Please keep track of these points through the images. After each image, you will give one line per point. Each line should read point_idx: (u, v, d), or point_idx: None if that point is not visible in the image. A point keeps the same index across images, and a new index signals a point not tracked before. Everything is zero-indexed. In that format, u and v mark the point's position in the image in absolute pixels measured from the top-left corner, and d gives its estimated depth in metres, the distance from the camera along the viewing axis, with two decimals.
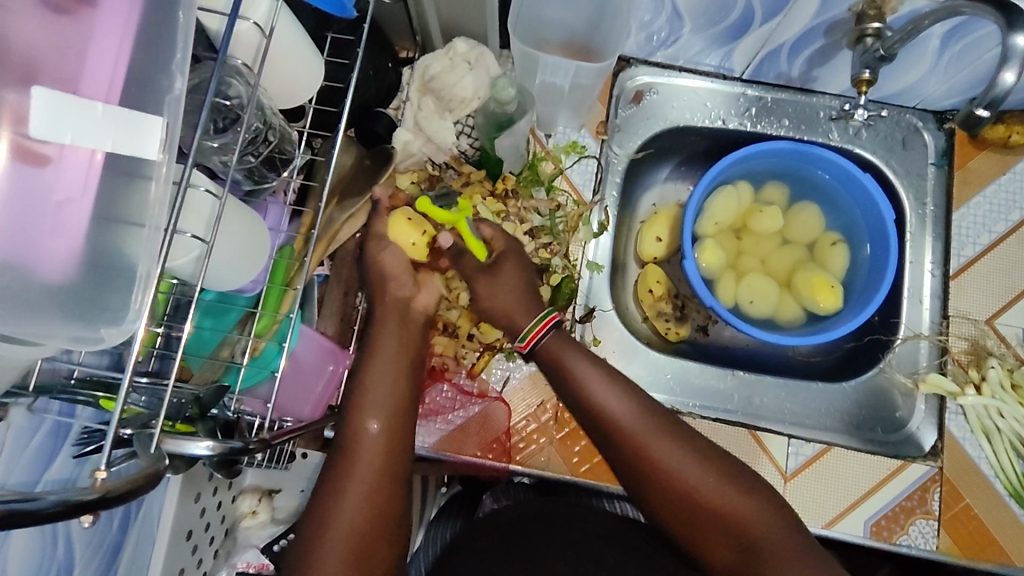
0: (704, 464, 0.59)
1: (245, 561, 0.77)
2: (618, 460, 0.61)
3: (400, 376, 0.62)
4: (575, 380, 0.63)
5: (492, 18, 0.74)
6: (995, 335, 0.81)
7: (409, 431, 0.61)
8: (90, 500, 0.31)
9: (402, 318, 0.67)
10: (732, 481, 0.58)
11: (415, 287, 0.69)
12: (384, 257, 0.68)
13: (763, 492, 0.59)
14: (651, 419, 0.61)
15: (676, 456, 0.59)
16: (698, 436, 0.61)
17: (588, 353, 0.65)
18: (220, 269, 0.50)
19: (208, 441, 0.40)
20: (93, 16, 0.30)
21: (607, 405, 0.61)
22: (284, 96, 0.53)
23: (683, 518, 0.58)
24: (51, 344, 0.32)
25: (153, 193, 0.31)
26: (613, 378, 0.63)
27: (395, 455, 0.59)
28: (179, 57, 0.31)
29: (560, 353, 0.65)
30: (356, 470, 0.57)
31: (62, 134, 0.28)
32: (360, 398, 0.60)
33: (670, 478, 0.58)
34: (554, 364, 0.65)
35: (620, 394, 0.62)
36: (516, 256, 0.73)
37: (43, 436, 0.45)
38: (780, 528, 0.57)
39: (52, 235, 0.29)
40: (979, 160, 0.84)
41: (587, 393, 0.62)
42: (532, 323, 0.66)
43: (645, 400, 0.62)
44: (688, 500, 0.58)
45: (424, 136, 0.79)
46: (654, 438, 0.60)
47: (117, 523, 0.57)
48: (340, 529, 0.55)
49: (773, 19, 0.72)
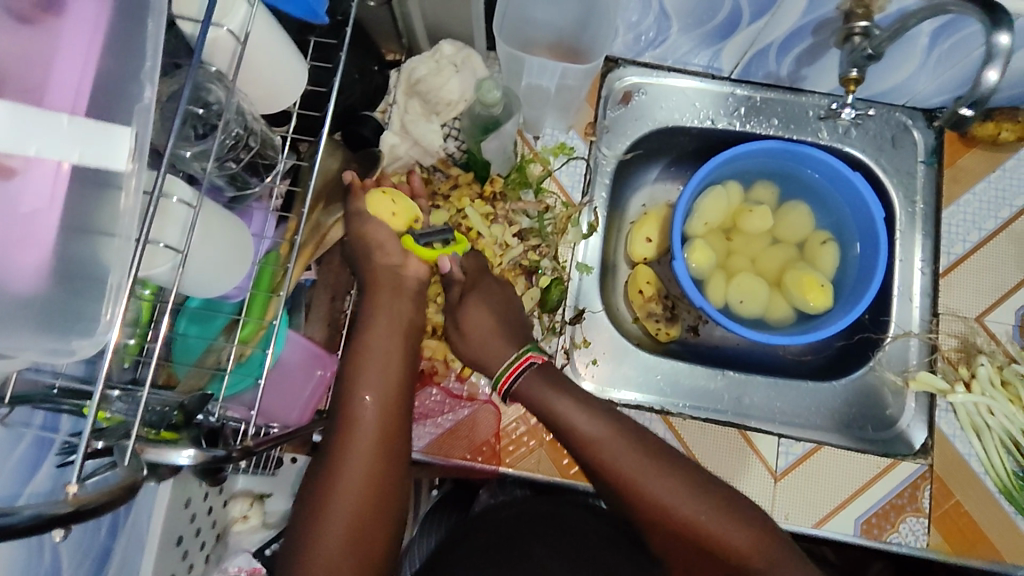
0: (687, 484, 0.59)
1: (236, 566, 0.76)
2: (608, 492, 0.62)
3: (392, 364, 0.63)
4: (557, 415, 0.63)
5: (477, 20, 0.74)
6: (984, 333, 0.81)
7: (401, 425, 0.61)
8: (65, 514, 0.31)
9: (396, 291, 0.67)
10: (724, 508, 0.59)
11: (404, 258, 0.68)
12: (368, 230, 0.66)
13: (756, 516, 0.59)
14: (636, 450, 0.61)
15: (666, 487, 0.59)
16: (684, 460, 0.61)
17: (564, 386, 0.64)
18: (201, 278, 0.49)
19: (191, 450, 0.40)
20: (59, 25, 0.29)
21: (591, 440, 0.61)
22: (266, 101, 0.53)
23: (677, 543, 0.59)
24: (25, 357, 0.31)
25: (124, 205, 0.31)
26: (595, 410, 0.63)
27: (388, 444, 0.60)
28: (149, 64, 0.31)
29: (537, 390, 0.65)
30: (350, 461, 0.57)
31: (25, 146, 0.27)
32: (353, 385, 0.61)
33: (661, 508, 0.58)
34: (534, 401, 0.65)
35: (603, 428, 0.62)
36: (483, 292, 0.71)
37: (26, 445, 0.45)
38: (775, 553, 0.57)
39: (20, 247, 0.29)
40: (968, 158, 0.84)
41: (569, 428, 0.62)
42: (505, 366, 0.66)
43: (627, 427, 0.62)
44: (682, 528, 0.58)
45: (411, 139, 0.79)
46: (636, 459, 0.60)
47: (104, 530, 0.56)
48: (336, 522, 0.56)
49: (761, 18, 0.71)
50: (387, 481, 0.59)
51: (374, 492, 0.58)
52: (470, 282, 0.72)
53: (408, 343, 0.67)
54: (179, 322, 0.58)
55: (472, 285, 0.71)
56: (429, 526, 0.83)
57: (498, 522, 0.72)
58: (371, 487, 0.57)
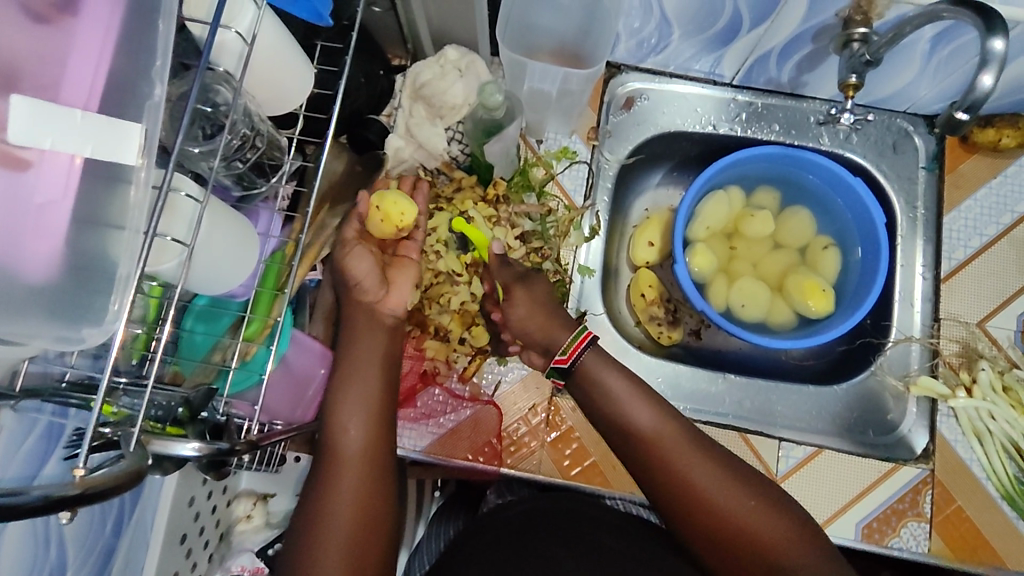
0: (721, 479, 0.61)
1: (240, 564, 0.79)
2: (650, 477, 0.63)
3: (373, 378, 0.66)
4: (602, 391, 0.66)
5: (481, 26, 0.75)
6: (986, 338, 0.81)
7: (383, 441, 0.63)
8: (71, 495, 0.31)
9: (371, 320, 0.68)
10: (764, 503, 0.60)
11: (385, 290, 0.69)
12: (348, 264, 0.66)
13: (797, 516, 0.60)
14: (689, 440, 0.63)
15: (701, 476, 0.61)
16: (724, 458, 0.63)
17: (626, 373, 0.67)
18: (205, 275, 0.50)
19: (195, 443, 0.40)
20: (74, 24, 0.31)
21: (641, 426, 0.63)
22: (271, 103, 0.54)
23: (705, 535, 0.60)
24: (36, 344, 0.33)
25: (133, 198, 0.32)
26: (655, 402, 0.65)
27: (374, 464, 0.62)
28: (159, 63, 0.32)
29: (595, 370, 0.67)
30: (341, 477, 0.60)
31: (41, 141, 0.28)
32: (335, 402, 0.63)
33: (700, 494, 0.60)
34: (594, 385, 0.67)
35: (656, 418, 0.64)
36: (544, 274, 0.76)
37: (36, 439, 0.48)
38: (812, 555, 0.58)
39: (34, 236, 0.30)
40: (969, 164, 0.84)
41: (623, 413, 0.64)
42: (570, 338, 0.68)
43: (669, 419, 0.64)
44: (716, 518, 0.59)
45: (416, 142, 0.80)
46: (675, 450, 0.62)
47: (110, 525, 0.57)
48: (331, 536, 0.57)
49: (761, 24, 0.72)
50: (376, 494, 0.60)
51: (365, 501, 0.60)
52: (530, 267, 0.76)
53: (389, 357, 0.68)
54: (185, 319, 0.58)
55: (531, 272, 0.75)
56: (438, 528, 0.83)
57: (502, 523, 0.72)
58: (364, 497, 0.60)
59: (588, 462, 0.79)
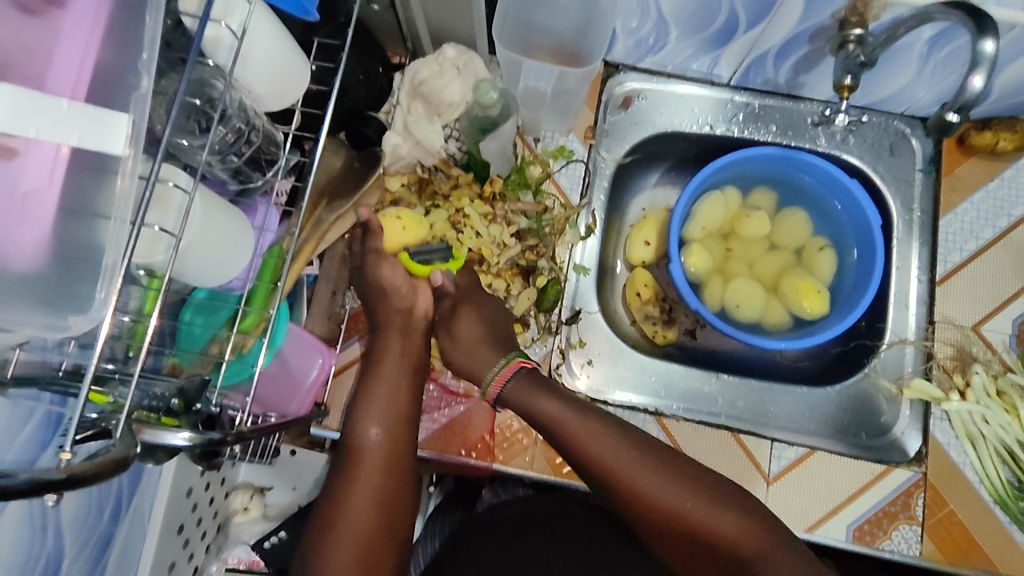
0: (684, 488, 0.60)
1: (236, 557, 0.83)
2: (605, 494, 0.63)
3: (403, 380, 0.67)
4: (546, 418, 0.65)
5: (479, 25, 0.76)
6: (980, 342, 0.81)
7: (409, 441, 0.64)
8: (57, 480, 0.32)
9: (406, 325, 0.70)
10: (714, 501, 0.60)
11: (415, 297, 0.70)
12: (384, 272, 0.69)
13: (748, 505, 0.60)
14: (629, 451, 0.62)
15: (663, 488, 0.60)
16: (682, 464, 0.62)
17: (555, 391, 0.66)
18: (195, 267, 0.50)
19: (186, 432, 0.40)
20: (62, 17, 0.31)
21: (591, 449, 0.62)
22: (269, 101, 0.54)
23: (670, 540, 0.60)
24: (25, 331, 0.34)
25: (119, 188, 0.32)
26: (589, 415, 0.65)
27: (397, 463, 0.62)
28: (146, 56, 0.33)
29: (526, 393, 0.67)
30: (362, 474, 0.60)
31: (26, 127, 0.29)
32: (366, 401, 0.65)
33: (654, 504, 0.60)
34: (529, 411, 0.66)
35: (604, 437, 0.63)
36: (474, 304, 0.73)
37: (34, 427, 0.49)
38: (769, 541, 0.58)
39: (19, 226, 0.31)
40: (966, 167, 0.85)
41: (571, 437, 0.64)
42: (498, 368, 0.69)
43: (619, 434, 0.64)
44: (672, 524, 0.60)
45: (413, 139, 0.80)
46: (631, 466, 0.61)
47: (107, 515, 0.57)
48: (348, 531, 0.58)
49: (757, 25, 0.72)
50: (396, 497, 0.61)
51: (382, 499, 0.60)
52: (461, 295, 0.74)
53: (420, 360, 0.70)
54: (184, 312, 0.59)
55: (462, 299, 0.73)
56: (434, 526, 0.82)
57: (498, 521, 0.71)
58: (382, 494, 0.60)
59: None
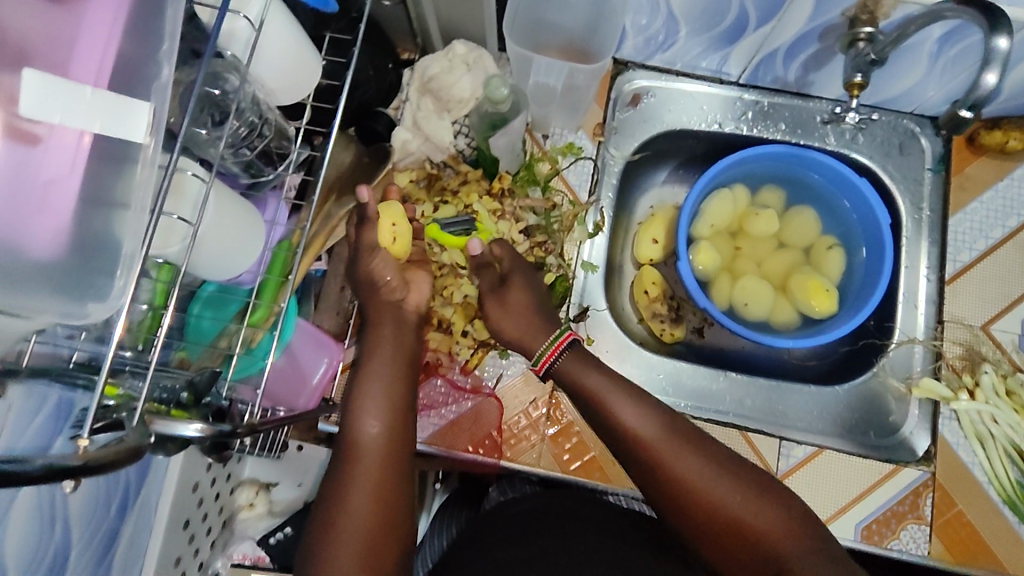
0: (721, 472, 0.59)
1: (241, 553, 0.80)
2: (637, 473, 0.62)
3: (397, 371, 0.66)
4: (594, 393, 0.65)
5: (489, 21, 0.76)
6: (990, 342, 0.81)
7: (408, 433, 0.64)
8: (73, 467, 0.32)
9: (397, 319, 0.69)
10: (751, 491, 0.58)
11: (406, 290, 0.71)
12: (375, 264, 0.67)
13: (787, 502, 0.59)
14: (671, 431, 0.62)
15: (700, 471, 0.59)
16: (722, 451, 0.62)
17: (603, 368, 0.67)
18: (208, 260, 0.51)
19: (198, 424, 0.39)
20: (82, 5, 0.31)
21: (632, 422, 0.62)
22: (282, 95, 0.54)
23: (697, 526, 0.59)
24: (41, 318, 0.34)
25: (140, 177, 0.33)
26: (634, 394, 0.65)
27: (395, 456, 0.62)
28: (166, 46, 0.33)
29: (574, 367, 0.68)
30: (360, 470, 0.60)
31: (51, 114, 0.29)
32: (359, 396, 0.64)
33: (687, 486, 0.59)
34: (574, 384, 0.67)
35: (645, 413, 0.63)
36: (523, 277, 0.75)
37: (45, 416, 0.49)
38: (802, 543, 0.56)
39: (38, 215, 0.31)
40: (976, 166, 0.84)
41: (613, 412, 0.64)
42: (545, 347, 0.69)
43: (663, 414, 0.63)
44: (704, 509, 0.58)
45: (422, 135, 0.80)
46: (670, 445, 0.61)
47: (115, 509, 0.57)
48: (351, 525, 0.58)
49: (767, 23, 0.72)
50: (397, 492, 0.61)
51: (382, 493, 0.60)
52: (510, 268, 0.75)
53: (411, 353, 0.69)
54: (192, 305, 0.58)
55: (511, 269, 0.74)
56: (440, 524, 0.82)
57: (505, 519, 0.71)
58: (382, 490, 0.60)
59: (587, 458, 0.81)
